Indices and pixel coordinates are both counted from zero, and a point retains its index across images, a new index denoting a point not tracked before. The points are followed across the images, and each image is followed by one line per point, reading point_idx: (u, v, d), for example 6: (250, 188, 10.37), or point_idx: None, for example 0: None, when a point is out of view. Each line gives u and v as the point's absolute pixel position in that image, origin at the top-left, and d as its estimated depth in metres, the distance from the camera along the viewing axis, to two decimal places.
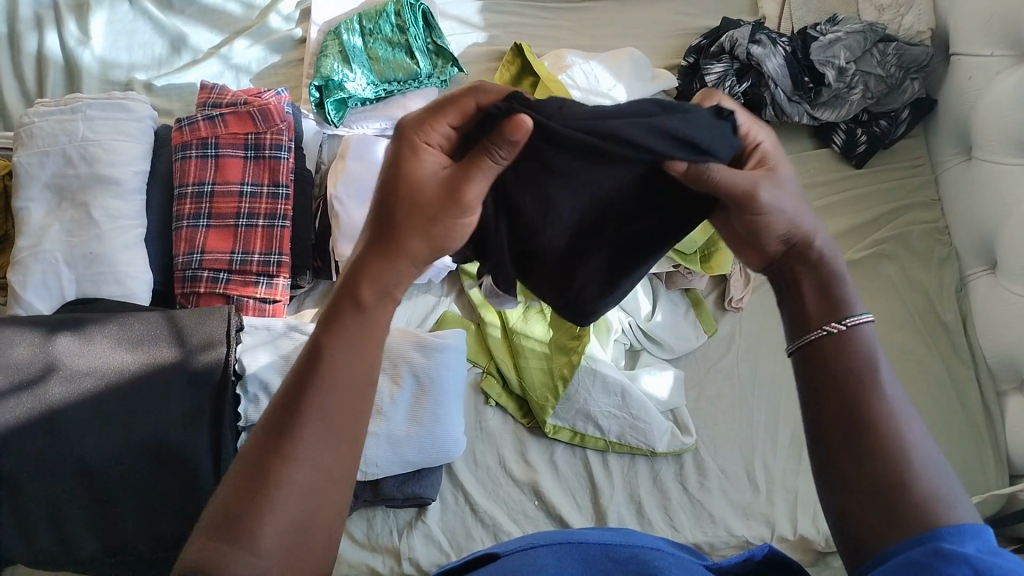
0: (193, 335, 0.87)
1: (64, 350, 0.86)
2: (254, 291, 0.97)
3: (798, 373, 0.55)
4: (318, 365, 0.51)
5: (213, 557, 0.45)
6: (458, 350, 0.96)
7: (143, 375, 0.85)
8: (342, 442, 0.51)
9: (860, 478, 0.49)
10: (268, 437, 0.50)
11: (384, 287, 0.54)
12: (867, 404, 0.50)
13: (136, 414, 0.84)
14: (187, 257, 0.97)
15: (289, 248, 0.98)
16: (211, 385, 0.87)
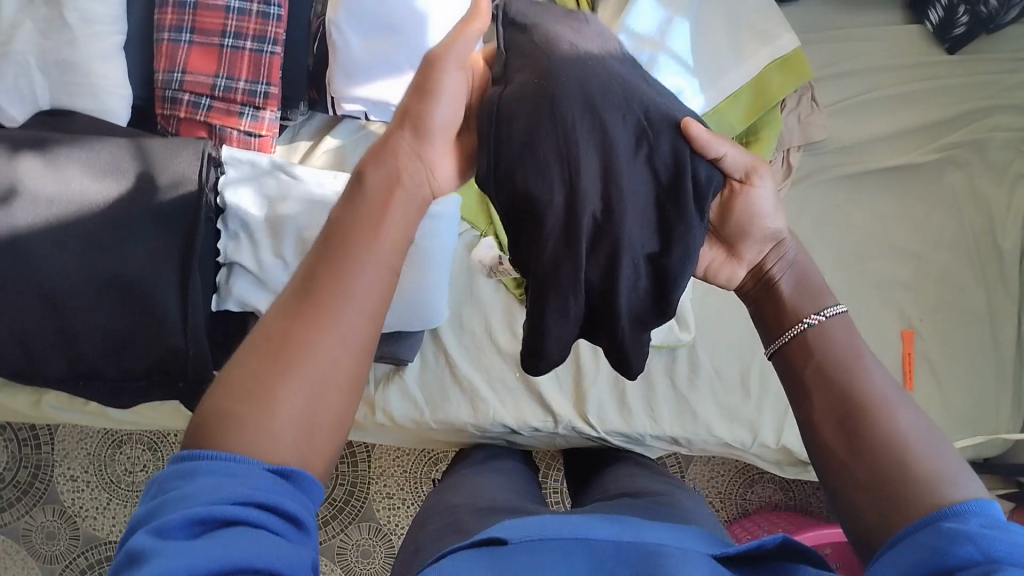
0: (163, 172, 0.82)
1: (29, 171, 0.81)
2: (238, 123, 0.89)
3: (789, 376, 0.60)
4: (337, 238, 0.51)
5: (221, 424, 0.45)
6: (453, 219, 0.89)
7: (111, 211, 0.80)
8: (365, 318, 0.50)
9: (864, 458, 0.52)
10: (286, 310, 0.49)
11: (389, 170, 0.54)
12: (853, 391, 0.55)
13: (102, 250, 0.80)
14: (167, 74, 0.89)
15: (278, 78, 0.89)
16: (184, 224, 0.82)
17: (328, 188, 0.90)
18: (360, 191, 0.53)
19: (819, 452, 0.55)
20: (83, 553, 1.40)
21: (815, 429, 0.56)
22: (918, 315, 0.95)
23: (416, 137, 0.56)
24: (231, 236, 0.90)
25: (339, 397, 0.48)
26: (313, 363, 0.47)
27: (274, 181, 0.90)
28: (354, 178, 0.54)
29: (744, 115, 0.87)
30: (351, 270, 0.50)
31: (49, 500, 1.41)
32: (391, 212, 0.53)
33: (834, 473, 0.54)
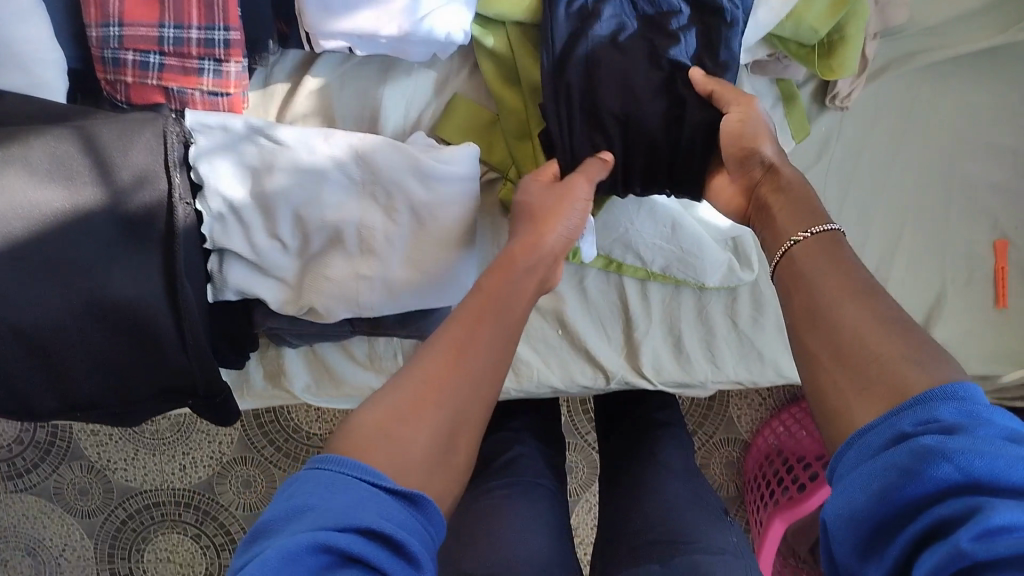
0: (123, 169, 0.68)
1: None
2: (199, 83, 0.73)
3: (781, 292, 0.56)
4: (482, 308, 0.60)
5: (374, 433, 0.51)
6: (472, 176, 0.76)
7: (69, 228, 0.67)
8: (490, 385, 0.57)
9: (833, 355, 0.49)
10: (436, 355, 0.56)
11: (534, 254, 0.65)
12: (828, 293, 0.52)
13: (71, 271, 0.67)
14: (101, 29, 0.71)
15: (239, 21, 0.71)
16: (162, 231, 0.70)
17: (321, 153, 0.74)
18: (493, 272, 0.63)
19: (800, 354, 0.52)
20: (121, 504, 1.34)
21: (799, 339, 0.52)
22: (1012, 222, 0.83)
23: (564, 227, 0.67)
24: (214, 217, 0.75)
25: (464, 444, 0.55)
26: (442, 405, 0.54)
27: (255, 149, 0.75)
28: (504, 257, 0.64)
29: (827, 14, 0.70)
30: (484, 337, 0.58)
31: (74, 457, 1.33)
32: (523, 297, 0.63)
33: (805, 373, 0.51)
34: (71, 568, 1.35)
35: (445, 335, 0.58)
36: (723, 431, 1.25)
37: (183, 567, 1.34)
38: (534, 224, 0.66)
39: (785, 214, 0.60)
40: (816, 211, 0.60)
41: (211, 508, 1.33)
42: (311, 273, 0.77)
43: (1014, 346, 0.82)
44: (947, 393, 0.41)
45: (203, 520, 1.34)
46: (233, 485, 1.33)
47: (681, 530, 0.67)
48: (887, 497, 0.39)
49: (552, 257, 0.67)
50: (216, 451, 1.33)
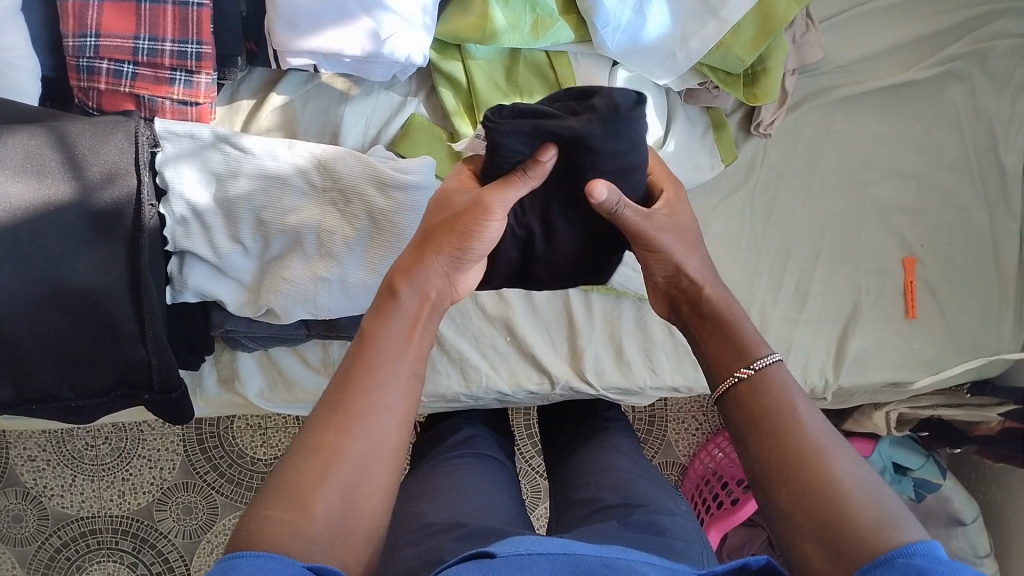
0: (93, 164, 0.71)
1: None
2: (170, 92, 0.78)
3: (734, 418, 0.57)
4: (360, 360, 0.57)
5: (263, 531, 0.49)
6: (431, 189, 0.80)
7: (38, 218, 0.69)
8: (386, 451, 0.55)
9: (800, 503, 0.50)
10: (318, 427, 0.54)
11: (415, 281, 0.61)
12: (789, 434, 0.53)
13: (37, 263, 0.70)
14: (79, 40, 0.75)
15: (210, 35, 0.76)
16: (127, 224, 0.73)
17: (284, 161, 0.79)
18: (392, 305, 0.60)
19: (757, 483, 0.54)
20: (56, 532, 1.31)
21: (759, 466, 0.54)
22: (919, 240, 0.91)
23: (449, 255, 0.62)
24: (178, 222, 0.79)
25: (372, 499, 0.53)
26: (333, 484, 0.52)
27: (223, 155, 0.79)
28: (384, 287, 0.61)
29: (750, 45, 0.79)
30: (377, 384, 0.56)
31: (9, 483, 1.31)
32: (410, 331, 0.59)
33: (770, 508, 0.52)
34: None
35: (336, 392, 0.55)
36: (661, 454, 1.29)
37: None
38: (419, 252, 0.62)
39: (720, 338, 0.61)
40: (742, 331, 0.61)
41: (149, 536, 1.32)
42: (269, 276, 0.81)
43: (920, 352, 0.90)
44: (920, 549, 0.45)
45: (140, 548, 1.33)
46: (173, 512, 1.32)
47: (631, 497, 0.72)
48: None
49: (446, 281, 0.63)
50: (157, 475, 1.32)
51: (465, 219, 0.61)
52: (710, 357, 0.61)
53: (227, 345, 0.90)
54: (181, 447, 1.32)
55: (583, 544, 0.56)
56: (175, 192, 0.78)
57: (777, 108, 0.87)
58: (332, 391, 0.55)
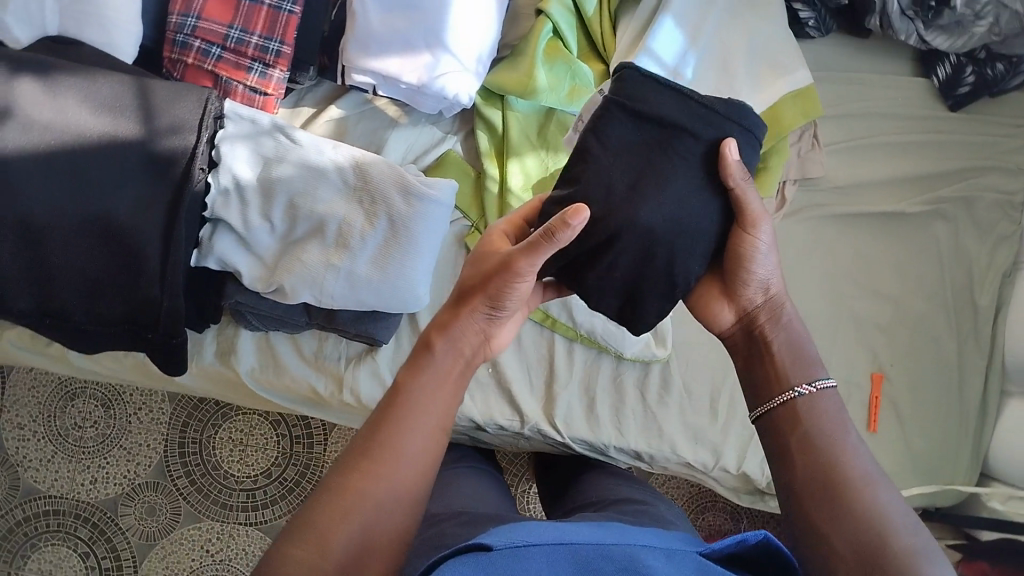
0: (162, 115, 0.80)
1: (25, 95, 0.78)
2: (245, 78, 0.88)
3: (777, 446, 0.66)
4: (393, 412, 0.64)
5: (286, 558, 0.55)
6: (446, 206, 0.89)
7: (100, 149, 0.78)
8: (405, 494, 0.61)
9: (837, 529, 0.58)
10: (346, 475, 0.60)
11: (450, 339, 0.67)
12: (834, 466, 0.61)
13: (89, 187, 0.78)
14: (181, 18, 0.87)
15: (293, 39, 0.87)
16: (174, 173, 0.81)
17: (327, 156, 0.88)
18: (431, 362, 0.66)
19: (797, 512, 0.62)
20: (21, 506, 1.36)
21: (800, 494, 0.62)
22: (889, 359, 0.96)
23: (482, 318, 0.68)
24: (220, 191, 0.87)
25: (390, 539, 0.59)
26: (353, 525, 0.57)
27: (274, 141, 0.88)
28: (423, 344, 0.68)
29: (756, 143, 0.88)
30: (403, 435, 0.63)
31: None
32: (444, 389, 0.66)
33: (811, 538, 0.60)
34: None
35: (368, 443, 0.62)
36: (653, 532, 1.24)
37: None
38: (454, 313, 0.69)
39: (786, 359, 0.68)
40: (804, 358, 0.68)
41: (107, 529, 1.35)
42: (288, 255, 0.89)
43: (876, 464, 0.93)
44: None
45: (96, 540, 1.35)
46: (137, 510, 1.35)
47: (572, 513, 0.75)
48: None
49: (479, 341, 0.69)
50: (132, 469, 1.36)
51: (497, 282, 0.66)
52: (756, 389, 0.69)
53: (235, 319, 0.97)
54: (162, 447, 1.37)
55: (578, 532, 0.58)
56: (226, 166, 0.87)
57: (774, 211, 0.95)
58: (365, 440, 0.62)
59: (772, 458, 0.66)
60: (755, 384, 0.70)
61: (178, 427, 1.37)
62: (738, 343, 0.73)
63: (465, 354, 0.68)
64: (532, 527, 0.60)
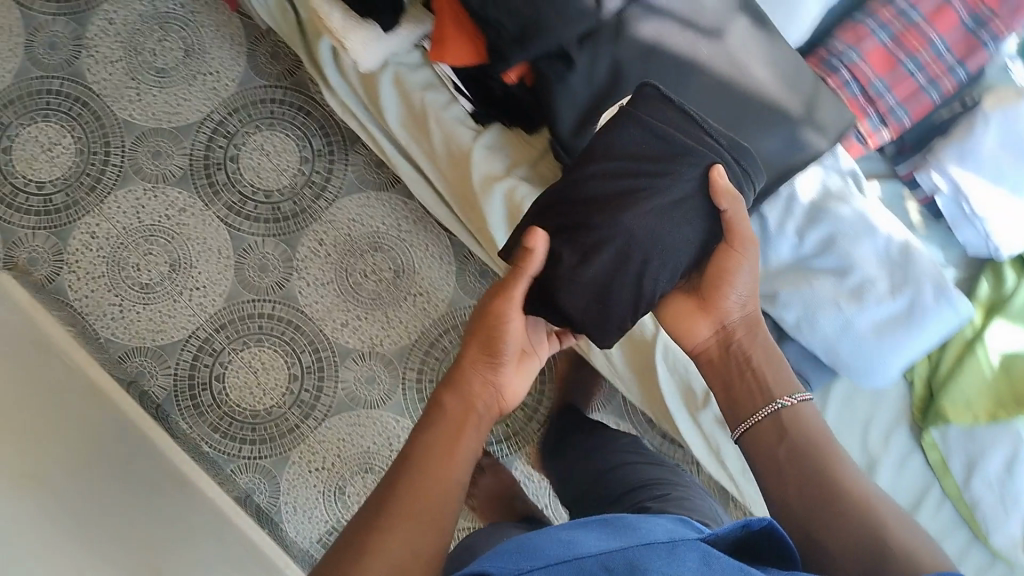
0: (821, 113, 0.87)
1: (738, 31, 0.87)
2: (860, 122, 0.96)
3: (754, 460, 0.80)
4: (400, 464, 0.72)
5: None
6: (959, 322, 0.91)
7: (767, 106, 0.86)
8: (439, 512, 0.68)
9: (834, 529, 0.71)
10: (348, 535, 0.67)
11: (467, 401, 0.79)
12: (828, 472, 0.75)
13: (740, 128, 0.85)
14: (847, 48, 0.95)
15: (915, 118, 0.96)
16: (799, 159, 0.87)
17: (879, 224, 0.93)
18: (449, 417, 0.77)
19: (791, 519, 0.74)
20: (274, 301, 1.49)
21: (788, 508, 0.75)
22: None
23: (490, 364, 0.82)
24: (783, 201, 0.95)
25: (432, 543, 0.66)
26: (386, 552, 0.64)
27: (844, 184, 0.96)
28: (438, 403, 0.79)
29: None
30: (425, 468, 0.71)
31: (289, 242, 1.51)
32: (469, 430, 0.77)
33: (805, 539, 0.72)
34: (183, 306, 1.47)
35: (380, 488, 0.71)
36: None
37: (258, 386, 1.46)
38: (480, 359, 0.82)
39: (768, 369, 0.83)
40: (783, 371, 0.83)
41: (327, 369, 1.47)
42: (795, 274, 0.94)
43: None
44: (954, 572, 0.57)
45: (310, 371, 1.48)
46: (359, 371, 1.48)
47: None
48: None
49: (493, 397, 0.81)
50: (380, 335, 1.50)
51: (489, 324, 0.82)
52: (738, 407, 0.83)
53: None
54: (415, 337, 1.50)
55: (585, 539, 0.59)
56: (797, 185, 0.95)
57: None
58: (371, 493, 0.70)
59: (755, 463, 0.80)
60: (732, 399, 0.84)
61: (430, 336, 1.50)
62: (711, 354, 0.87)
63: (490, 402, 0.81)
64: (538, 540, 0.62)
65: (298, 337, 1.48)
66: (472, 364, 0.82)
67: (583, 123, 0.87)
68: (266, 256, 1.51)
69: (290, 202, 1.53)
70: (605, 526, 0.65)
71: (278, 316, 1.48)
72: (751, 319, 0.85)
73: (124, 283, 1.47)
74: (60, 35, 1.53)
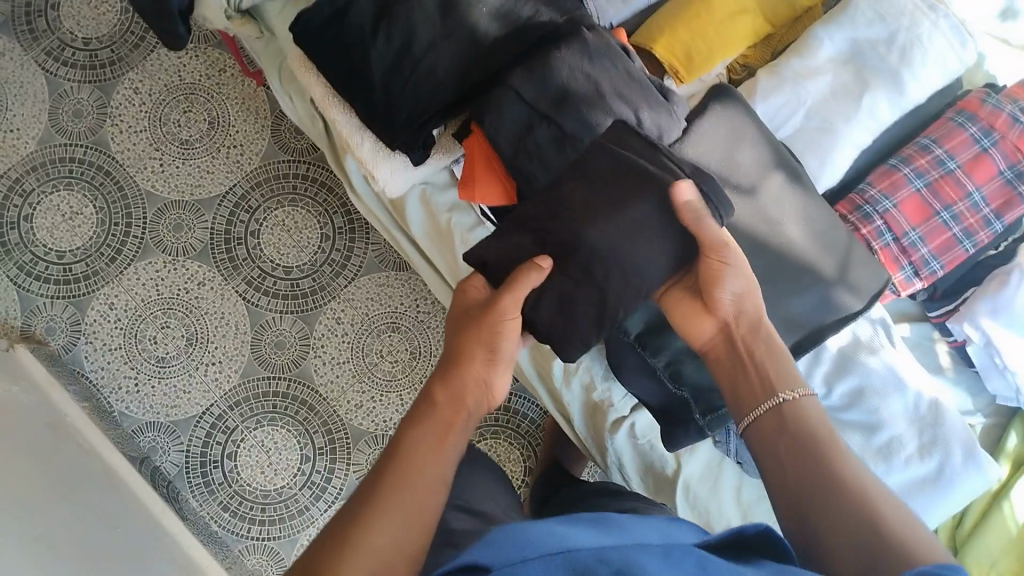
0: (852, 273, 0.87)
1: (772, 186, 0.86)
2: (894, 272, 0.94)
3: (760, 453, 0.73)
4: (386, 459, 0.67)
5: None
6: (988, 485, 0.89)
7: (800, 265, 0.85)
8: (421, 511, 0.64)
9: (838, 533, 0.64)
10: (324, 539, 0.62)
11: (455, 394, 0.73)
12: (831, 461, 0.68)
13: (773, 287, 0.84)
14: (882, 196, 0.94)
15: (949, 269, 0.95)
16: (829, 319, 0.86)
17: (910, 380, 0.92)
18: (436, 412, 0.71)
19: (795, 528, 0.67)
20: (289, 380, 1.41)
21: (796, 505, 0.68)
22: None
23: (486, 359, 0.76)
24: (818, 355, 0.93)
25: (412, 546, 0.62)
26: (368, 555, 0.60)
27: (873, 333, 0.94)
28: (427, 395, 0.73)
29: None
30: (406, 462, 0.66)
31: (307, 319, 1.43)
32: (456, 422, 0.72)
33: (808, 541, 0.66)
34: (200, 382, 1.40)
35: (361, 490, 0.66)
36: None
37: (268, 466, 1.38)
38: (465, 361, 0.75)
39: (768, 361, 0.76)
40: (787, 365, 0.76)
41: (342, 451, 1.39)
42: None
43: None
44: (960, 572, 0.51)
45: (322, 451, 1.39)
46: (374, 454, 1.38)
47: None
48: None
49: (486, 388, 0.75)
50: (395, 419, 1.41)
51: (482, 330, 0.76)
52: (738, 399, 0.77)
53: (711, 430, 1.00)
54: None
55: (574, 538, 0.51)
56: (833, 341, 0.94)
57: None
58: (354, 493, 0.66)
59: (761, 461, 0.73)
60: (739, 394, 0.77)
61: None
62: (718, 353, 0.80)
63: (484, 399, 0.75)
64: (523, 529, 0.52)
65: (309, 415, 1.40)
66: (460, 355, 0.76)
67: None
68: (283, 332, 1.42)
69: (307, 279, 1.44)
70: (594, 522, 0.58)
71: (292, 396, 1.40)
72: (750, 322, 0.78)
73: (137, 357, 1.40)
74: (85, 102, 1.48)
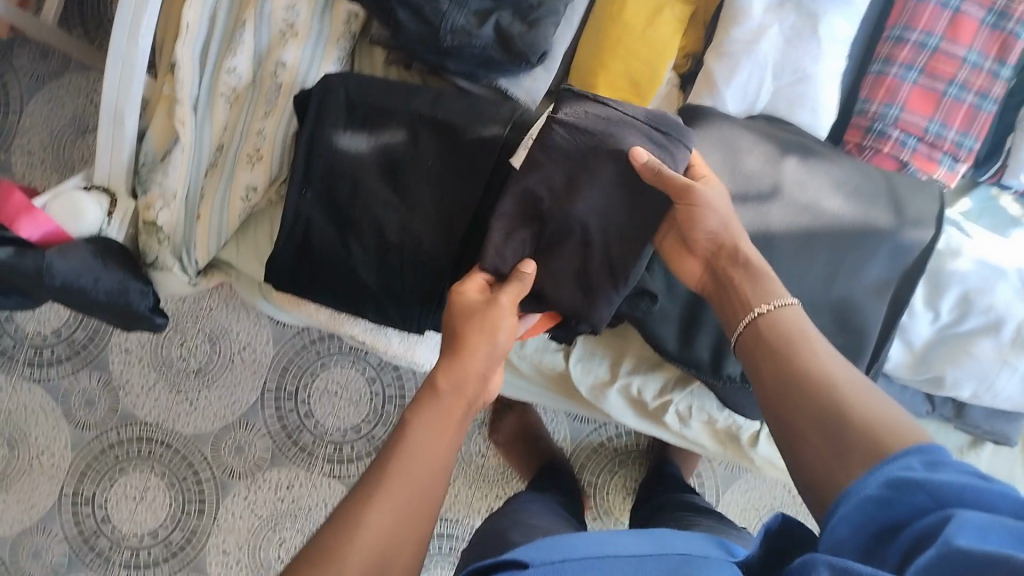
0: (909, 207, 0.83)
1: (791, 174, 0.83)
2: (934, 171, 0.91)
3: (746, 357, 0.69)
4: (386, 452, 0.61)
5: None
6: None
7: (858, 231, 0.82)
8: (408, 520, 0.58)
9: (819, 427, 0.59)
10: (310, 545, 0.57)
11: (453, 382, 0.66)
12: (803, 352, 0.64)
13: (846, 265, 0.82)
14: (885, 107, 0.90)
15: (983, 136, 0.92)
16: (911, 263, 0.83)
17: (1007, 262, 0.89)
18: (434, 406, 0.64)
19: (784, 436, 0.62)
20: None
21: (778, 407, 0.63)
22: None
23: (483, 362, 0.69)
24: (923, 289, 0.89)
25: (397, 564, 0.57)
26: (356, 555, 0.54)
27: (947, 236, 0.91)
28: (426, 384, 0.66)
29: None
30: (401, 456, 0.60)
31: None
32: (453, 420, 0.65)
33: (791, 447, 0.61)
34: None
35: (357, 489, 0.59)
36: None
37: None
38: (452, 356, 0.68)
39: (747, 282, 0.72)
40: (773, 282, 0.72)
41: None
42: (950, 348, 0.89)
43: None
44: (924, 448, 0.52)
45: None
46: None
47: None
48: (899, 522, 0.47)
49: (480, 389, 0.68)
50: None
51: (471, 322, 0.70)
52: (729, 310, 0.73)
53: None
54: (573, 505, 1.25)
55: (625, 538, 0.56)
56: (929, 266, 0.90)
57: None
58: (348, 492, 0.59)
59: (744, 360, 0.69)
60: (726, 310, 0.73)
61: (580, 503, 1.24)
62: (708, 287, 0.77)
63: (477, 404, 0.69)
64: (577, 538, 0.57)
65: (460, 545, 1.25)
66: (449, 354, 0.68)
67: (687, 334, 0.87)
68: None
69: (383, 425, 1.31)
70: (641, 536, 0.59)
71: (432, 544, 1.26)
72: (733, 247, 0.75)
73: None
74: (90, 387, 1.32)
